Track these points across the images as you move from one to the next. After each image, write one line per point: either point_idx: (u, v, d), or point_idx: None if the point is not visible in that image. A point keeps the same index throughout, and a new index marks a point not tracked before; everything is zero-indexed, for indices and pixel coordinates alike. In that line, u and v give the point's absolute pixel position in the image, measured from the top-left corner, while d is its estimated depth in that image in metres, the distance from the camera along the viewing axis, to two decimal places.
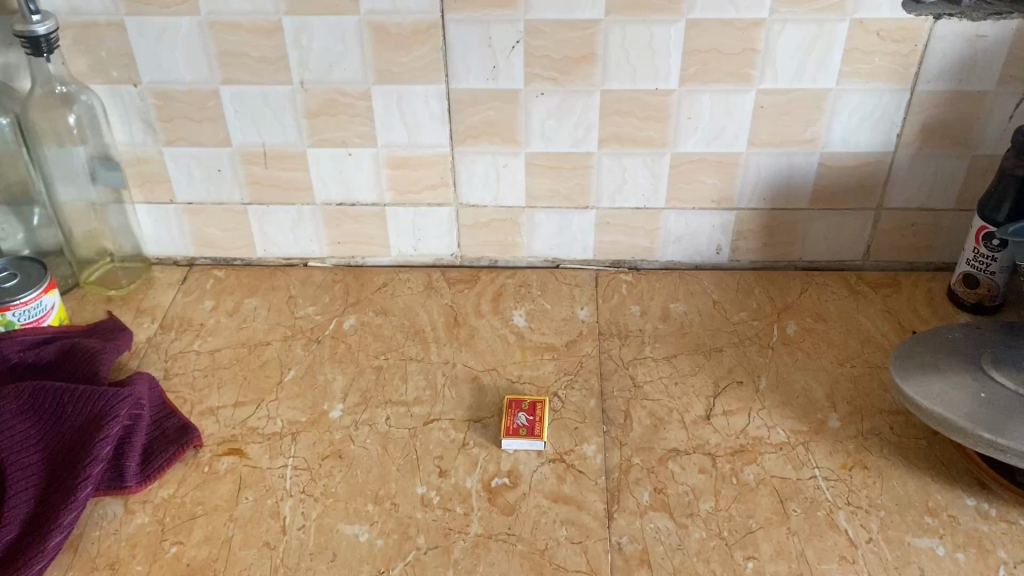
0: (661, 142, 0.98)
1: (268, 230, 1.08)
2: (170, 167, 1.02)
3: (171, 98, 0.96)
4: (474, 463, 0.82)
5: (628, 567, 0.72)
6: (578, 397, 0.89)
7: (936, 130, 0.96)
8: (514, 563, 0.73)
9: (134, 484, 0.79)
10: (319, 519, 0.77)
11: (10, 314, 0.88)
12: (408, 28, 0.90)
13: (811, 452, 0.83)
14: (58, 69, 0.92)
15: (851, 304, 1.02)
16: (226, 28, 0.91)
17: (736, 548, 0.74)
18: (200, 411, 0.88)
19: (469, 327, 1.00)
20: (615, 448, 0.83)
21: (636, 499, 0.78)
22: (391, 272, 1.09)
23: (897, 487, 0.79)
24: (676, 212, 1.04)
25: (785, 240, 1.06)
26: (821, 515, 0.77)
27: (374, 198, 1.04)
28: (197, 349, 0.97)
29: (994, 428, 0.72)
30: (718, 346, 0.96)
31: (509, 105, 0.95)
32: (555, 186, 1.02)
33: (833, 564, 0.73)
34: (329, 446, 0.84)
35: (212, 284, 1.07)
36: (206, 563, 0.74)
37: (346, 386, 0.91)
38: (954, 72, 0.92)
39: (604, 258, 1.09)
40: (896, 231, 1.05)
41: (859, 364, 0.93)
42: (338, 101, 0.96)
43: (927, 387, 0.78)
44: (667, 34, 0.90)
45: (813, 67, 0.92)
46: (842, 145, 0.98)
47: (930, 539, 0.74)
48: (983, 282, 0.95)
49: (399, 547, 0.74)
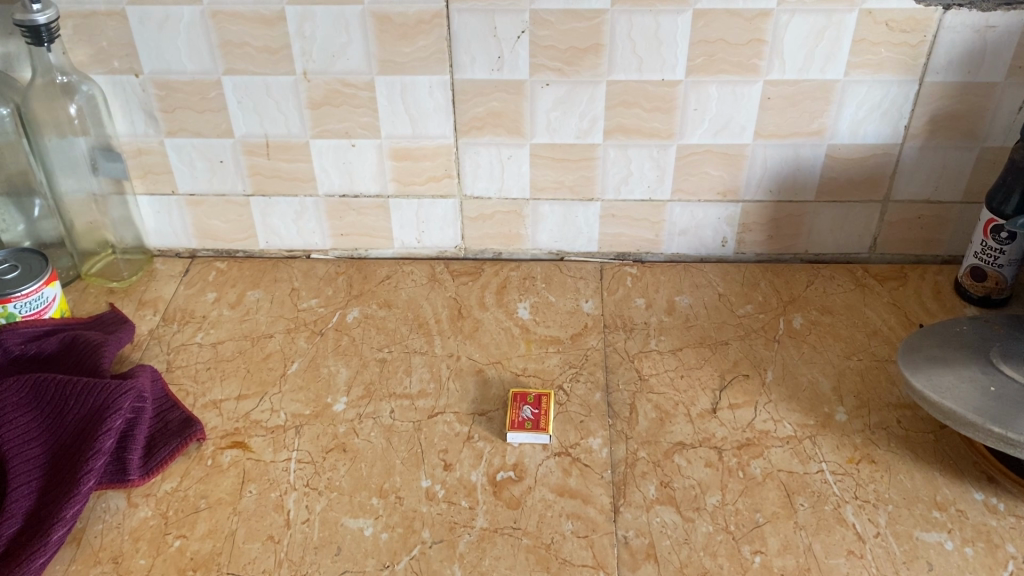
0: (668, 134, 0.97)
1: (270, 222, 1.07)
2: (172, 158, 1.01)
3: (173, 89, 0.96)
4: (479, 456, 0.82)
5: (634, 561, 0.72)
6: (583, 390, 0.89)
7: (944, 121, 0.95)
8: (520, 557, 0.73)
9: (136, 477, 0.78)
10: (324, 513, 0.77)
11: (11, 306, 0.87)
12: (412, 18, 0.89)
13: (818, 446, 0.82)
14: (59, 58, 0.91)
15: (857, 297, 1.02)
16: (228, 18, 0.90)
17: (744, 543, 0.73)
18: (203, 404, 0.88)
19: (473, 320, 0.99)
20: (621, 441, 0.83)
21: (642, 493, 0.78)
22: (394, 264, 1.08)
23: (904, 480, 0.79)
24: (681, 204, 1.03)
25: (791, 232, 1.05)
26: (829, 509, 0.76)
27: (377, 189, 1.03)
28: (199, 341, 0.96)
29: (1004, 422, 0.71)
30: (724, 339, 0.96)
31: (514, 96, 0.95)
32: (559, 177, 1.01)
33: (841, 559, 0.72)
34: (333, 439, 0.84)
35: (215, 276, 1.07)
36: (209, 557, 0.73)
37: (350, 378, 0.91)
38: (964, 63, 0.91)
39: (608, 250, 1.08)
40: (903, 223, 1.04)
41: (866, 357, 0.93)
42: (341, 92, 0.95)
43: (937, 379, 0.77)
44: (674, 24, 0.89)
45: (821, 57, 0.91)
46: (849, 137, 0.97)
47: (938, 534, 0.74)
48: (991, 275, 0.95)
49: (403, 541, 0.74)
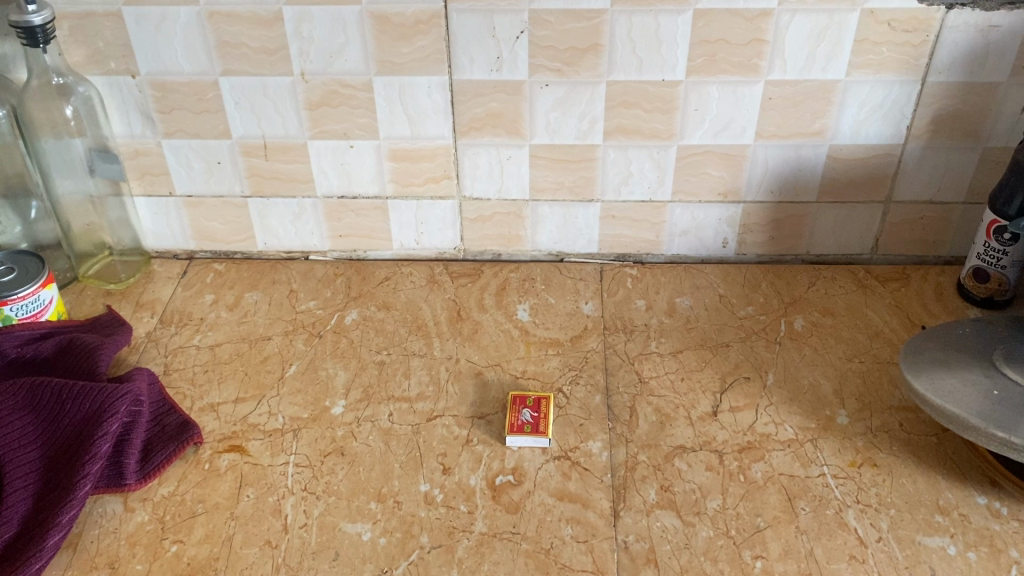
0: (668, 135, 0.96)
1: (268, 224, 1.06)
2: (170, 159, 1.01)
3: (170, 89, 0.95)
4: (478, 460, 0.81)
5: (634, 566, 0.71)
6: (583, 393, 0.88)
7: (947, 121, 0.94)
8: (519, 562, 0.72)
9: (133, 482, 0.78)
10: (322, 517, 0.76)
11: (8, 309, 0.86)
12: (410, 18, 0.89)
13: (819, 449, 0.82)
14: (55, 59, 0.90)
15: (859, 298, 1.01)
16: (226, 19, 0.90)
17: (745, 548, 0.73)
18: (200, 408, 0.87)
19: (472, 322, 0.98)
20: (621, 445, 0.82)
21: (642, 497, 0.77)
22: (393, 266, 1.08)
23: (907, 484, 0.78)
24: (682, 205, 1.03)
25: (792, 233, 1.05)
26: (830, 513, 0.76)
27: (375, 190, 1.02)
28: (197, 344, 0.96)
29: (1008, 426, 0.71)
30: (725, 341, 0.95)
31: (513, 97, 0.94)
32: (558, 178, 1.01)
33: (842, 563, 0.72)
34: (331, 443, 0.83)
35: (212, 278, 1.06)
36: (206, 563, 0.73)
37: (348, 381, 0.90)
38: (966, 63, 0.90)
39: (608, 251, 1.08)
40: (906, 224, 1.03)
41: (868, 359, 0.92)
42: (340, 93, 0.94)
43: (939, 383, 0.77)
44: (674, 24, 0.88)
45: (823, 57, 0.90)
46: (851, 137, 0.96)
47: (940, 538, 0.73)
48: (993, 276, 0.94)
49: (401, 546, 0.73)
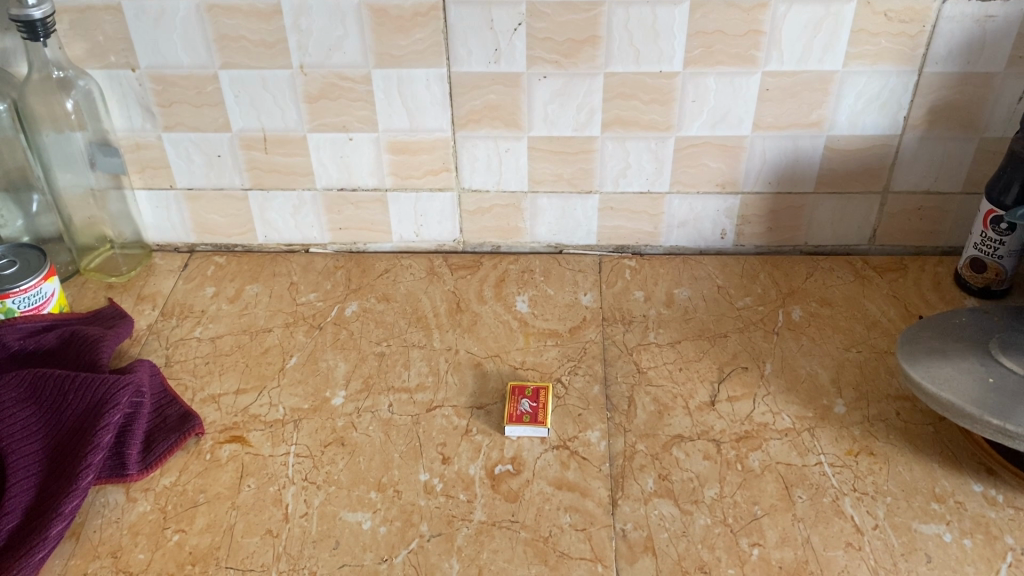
0: (666, 126, 0.97)
1: (268, 217, 1.07)
2: (170, 152, 1.01)
3: (170, 83, 0.95)
4: (476, 450, 0.82)
5: (632, 554, 0.72)
6: (582, 383, 0.89)
7: (944, 112, 0.95)
8: (518, 550, 0.73)
9: (134, 472, 0.79)
10: (322, 507, 0.77)
11: (10, 301, 0.87)
12: (409, 11, 0.89)
13: (816, 438, 0.82)
14: (55, 53, 0.91)
15: (857, 289, 1.01)
16: (225, 12, 0.90)
17: (742, 535, 0.73)
18: (201, 399, 0.88)
19: (471, 313, 0.99)
20: (618, 434, 0.83)
21: (640, 486, 0.78)
22: (393, 258, 1.08)
23: (903, 472, 0.79)
24: (681, 196, 1.03)
25: (790, 225, 1.05)
26: (827, 501, 0.76)
27: (374, 182, 1.03)
28: (198, 336, 0.96)
29: (1003, 414, 0.71)
30: (723, 331, 0.95)
31: (511, 89, 0.94)
32: (557, 170, 1.01)
33: (839, 551, 0.72)
34: (331, 433, 0.84)
35: (213, 271, 1.07)
36: (208, 552, 0.73)
37: (348, 372, 0.91)
38: (964, 54, 0.90)
39: (608, 243, 1.08)
40: (903, 214, 1.04)
41: (865, 349, 0.93)
42: (339, 85, 0.95)
43: (935, 371, 0.77)
44: (671, 15, 0.88)
45: (821, 48, 0.90)
46: (848, 128, 0.96)
47: (936, 526, 0.74)
48: (990, 266, 0.94)
49: (401, 535, 0.74)
